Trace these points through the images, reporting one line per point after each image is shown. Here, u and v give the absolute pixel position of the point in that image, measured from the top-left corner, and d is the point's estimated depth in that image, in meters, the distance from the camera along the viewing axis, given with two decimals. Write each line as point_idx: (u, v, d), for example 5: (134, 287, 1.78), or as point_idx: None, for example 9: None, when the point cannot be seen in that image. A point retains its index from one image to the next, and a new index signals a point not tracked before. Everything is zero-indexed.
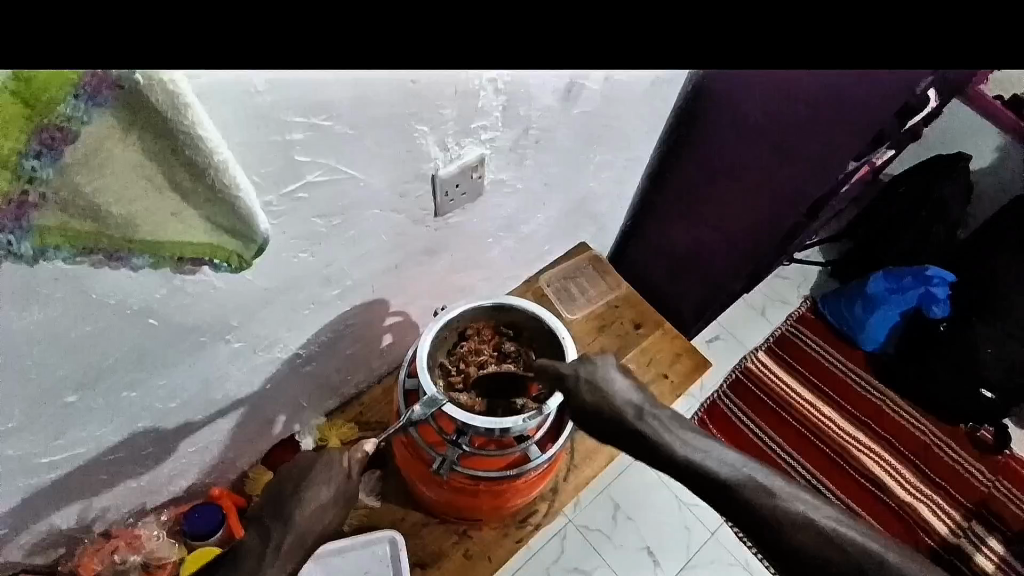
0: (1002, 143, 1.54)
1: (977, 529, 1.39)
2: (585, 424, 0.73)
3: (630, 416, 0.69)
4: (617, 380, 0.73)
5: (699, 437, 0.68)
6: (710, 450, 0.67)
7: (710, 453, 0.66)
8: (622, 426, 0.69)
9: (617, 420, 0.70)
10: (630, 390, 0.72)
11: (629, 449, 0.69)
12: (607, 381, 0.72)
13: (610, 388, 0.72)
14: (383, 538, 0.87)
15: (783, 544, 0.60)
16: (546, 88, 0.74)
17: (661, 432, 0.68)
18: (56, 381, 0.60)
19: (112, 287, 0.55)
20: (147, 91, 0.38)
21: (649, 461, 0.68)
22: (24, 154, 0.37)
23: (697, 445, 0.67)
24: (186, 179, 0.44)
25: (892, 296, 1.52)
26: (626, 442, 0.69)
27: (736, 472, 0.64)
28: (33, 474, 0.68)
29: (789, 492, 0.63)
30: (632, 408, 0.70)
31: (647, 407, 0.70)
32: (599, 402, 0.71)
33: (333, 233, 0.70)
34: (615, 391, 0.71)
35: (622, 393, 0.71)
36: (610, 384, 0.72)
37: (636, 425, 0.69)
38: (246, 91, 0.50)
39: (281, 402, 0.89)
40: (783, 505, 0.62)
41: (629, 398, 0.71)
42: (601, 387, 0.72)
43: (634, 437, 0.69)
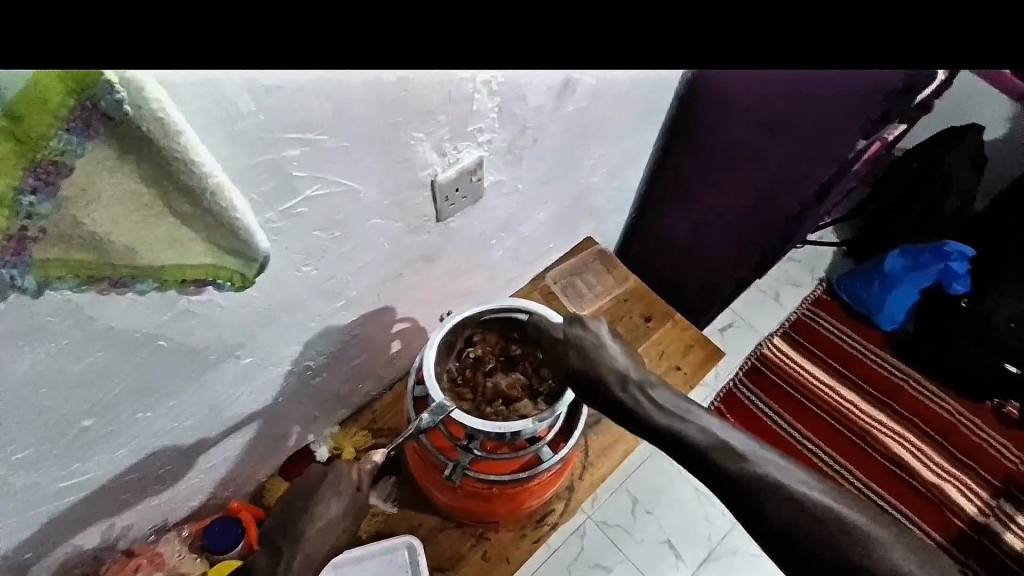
0: (1016, 111, 1.49)
1: (1006, 507, 1.36)
2: (569, 383, 0.72)
3: (614, 383, 0.68)
4: (610, 344, 0.71)
5: (687, 406, 0.66)
6: (696, 420, 0.65)
7: (697, 424, 0.64)
8: (604, 391, 0.68)
9: (601, 385, 0.69)
10: (621, 355, 0.70)
11: (614, 415, 0.68)
12: (597, 348, 0.70)
13: (599, 354, 0.70)
14: (401, 543, 0.88)
15: (766, 521, 0.58)
16: (540, 85, 0.73)
17: (647, 400, 0.67)
18: (70, 408, 0.61)
19: (118, 315, 0.57)
20: (137, 118, 0.38)
21: (634, 429, 0.67)
22: (19, 191, 0.37)
23: (682, 415, 0.65)
24: (182, 203, 0.44)
25: (909, 273, 1.49)
26: (611, 407, 0.69)
27: (722, 442, 0.62)
28: (55, 498, 0.69)
29: (785, 472, 0.60)
30: (617, 375, 0.69)
31: (633, 376, 0.68)
32: (585, 365, 0.70)
33: (333, 246, 0.71)
34: (603, 358, 0.69)
35: (611, 359, 0.70)
36: (600, 352, 0.70)
37: (619, 392, 0.68)
38: (232, 109, 0.50)
39: (294, 414, 0.90)
40: (771, 480, 0.59)
41: (617, 365, 0.69)
42: (590, 352, 0.70)
43: (617, 403, 0.68)
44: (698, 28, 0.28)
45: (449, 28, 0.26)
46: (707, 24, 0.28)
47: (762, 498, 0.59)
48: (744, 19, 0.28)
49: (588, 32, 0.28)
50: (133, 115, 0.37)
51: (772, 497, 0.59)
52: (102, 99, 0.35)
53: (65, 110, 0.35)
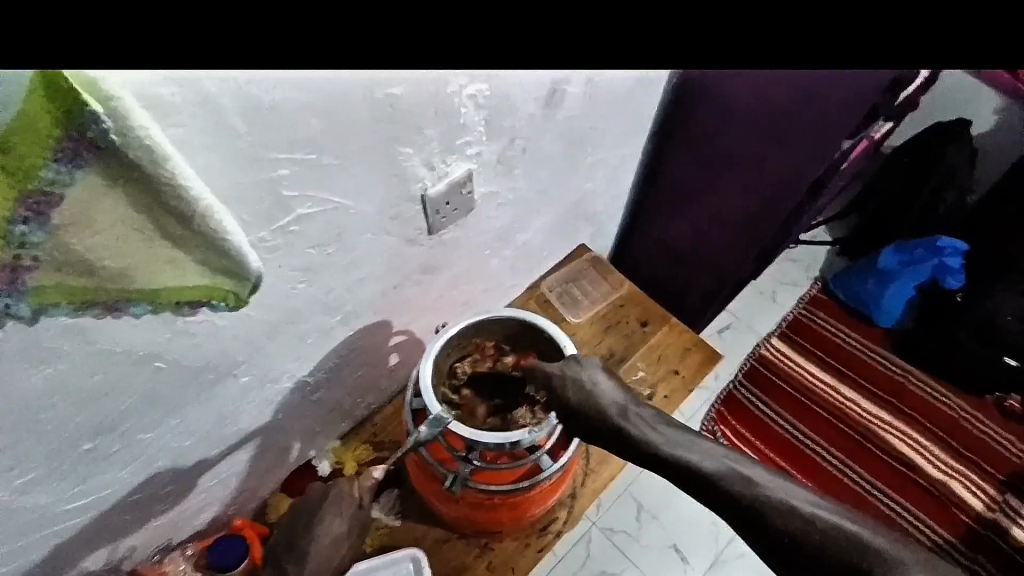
0: (1003, 105, 1.51)
1: (1013, 502, 1.35)
2: (569, 421, 0.71)
3: (613, 415, 0.69)
4: (604, 382, 0.71)
5: (685, 434, 0.67)
6: (696, 445, 0.65)
7: (695, 448, 0.65)
8: (604, 426, 0.68)
9: (601, 419, 0.69)
10: (617, 390, 0.71)
11: (614, 449, 0.68)
12: (592, 383, 0.71)
13: (596, 390, 0.71)
14: (405, 556, 0.88)
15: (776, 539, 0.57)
16: (527, 95, 0.74)
17: (646, 431, 0.67)
18: (70, 432, 0.61)
19: (117, 337, 0.57)
20: (125, 147, 0.38)
21: (635, 461, 0.67)
22: (11, 221, 0.38)
23: (682, 441, 0.66)
24: (175, 227, 0.45)
25: (905, 269, 1.49)
26: (611, 442, 0.68)
27: (723, 465, 0.62)
28: (59, 521, 0.69)
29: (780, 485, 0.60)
30: (615, 408, 0.69)
31: (632, 409, 0.69)
32: (582, 402, 0.70)
33: (329, 262, 0.71)
34: (601, 393, 0.70)
35: (609, 394, 0.70)
36: (597, 387, 0.70)
37: (619, 424, 0.68)
38: (224, 132, 0.51)
39: (295, 430, 0.90)
40: (775, 499, 0.59)
41: (615, 399, 0.70)
42: (586, 387, 0.71)
43: (617, 437, 0.68)
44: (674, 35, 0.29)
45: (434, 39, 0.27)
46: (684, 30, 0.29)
47: (768, 515, 0.58)
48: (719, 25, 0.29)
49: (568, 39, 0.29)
50: (121, 144, 0.38)
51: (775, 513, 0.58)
52: (89, 128, 0.36)
53: (53, 140, 0.36)
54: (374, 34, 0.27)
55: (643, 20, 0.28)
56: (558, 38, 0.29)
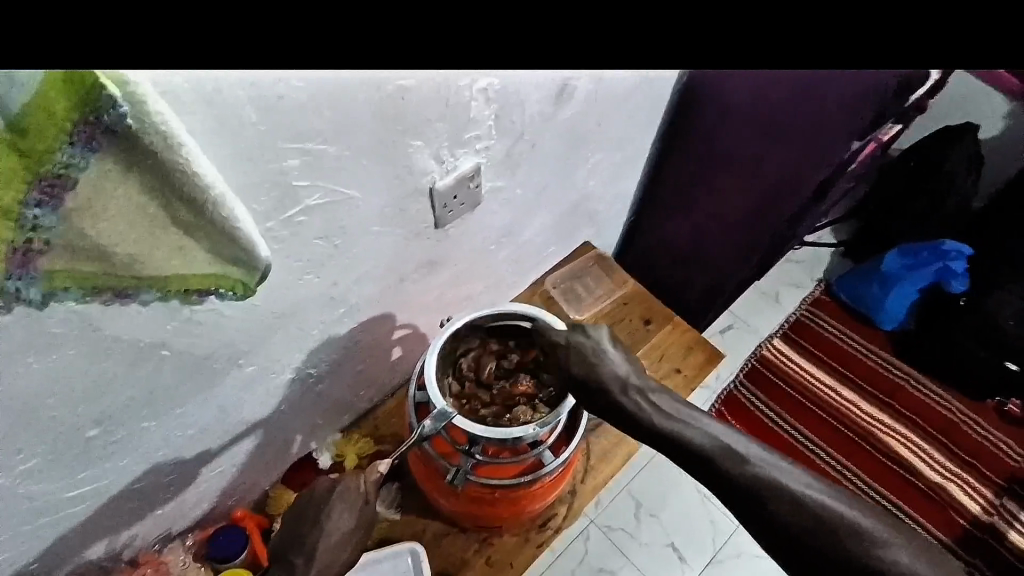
0: (1009, 110, 1.51)
1: (1010, 506, 1.36)
2: (572, 392, 0.73)
3: (614, 388, 0.69)
4: (610, 354, 0.72)
5: (687, 408, 0.67)
6: (695, 423, 0.65)
7: (693, 426, 0.65)
8: (603, 397, 0.69)
9: (600, 390, 0.69)
10: (622, 363, 0.71)
11: (614, 422, 0.69)
12: (597, 355, 0.71)
13: (600, 361, 0.71)
14: (405, 549, 0.89)
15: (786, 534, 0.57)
16: (535, 92, 0.74)
17: (645, 405, 0.67)
18: (74, 419, 0.61)
19: (123, 326, 0.57)
20: (140, 132, 0.39)
21: (632, 434, 0.68)
22: (25, 204, 0.37)
23: (681, 416, 0.66)
24: (186, 214, 0.45)
25: (908, 272, 1.49)
26: (611, 414, 0.69)
27: (717, 443, 0.63)
28: (61, 509, 0.69)
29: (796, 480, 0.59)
30: (618, 381, 0.70)
31: (633, 381, 0.69)
32: (586, 372, 0.71)
33: (336, 254, 0.71)
34: (603, 364, 0.70)
35: (611, 367, 0.70)
36: (600, 357, 0.71)
37: (619, 398, 0.68)
38: (233, 122, 0.51)
39: (297, 422, 0.90)
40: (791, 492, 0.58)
41: (617, 372, 0.70)
42: (591, 359, 0.71)
43: (614, 409, 0.68)
44: (697, 31, 0.29)
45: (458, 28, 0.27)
46: (706, 25, 0.29)
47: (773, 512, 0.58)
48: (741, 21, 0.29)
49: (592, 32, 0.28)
50: (136, 129, 0.38)
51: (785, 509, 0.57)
52: (105, 113, 0.36)
53: (69, 125, 0.36)
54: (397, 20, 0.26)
55: (666, 14, 0.28)
56: (583, 29, 0.29)
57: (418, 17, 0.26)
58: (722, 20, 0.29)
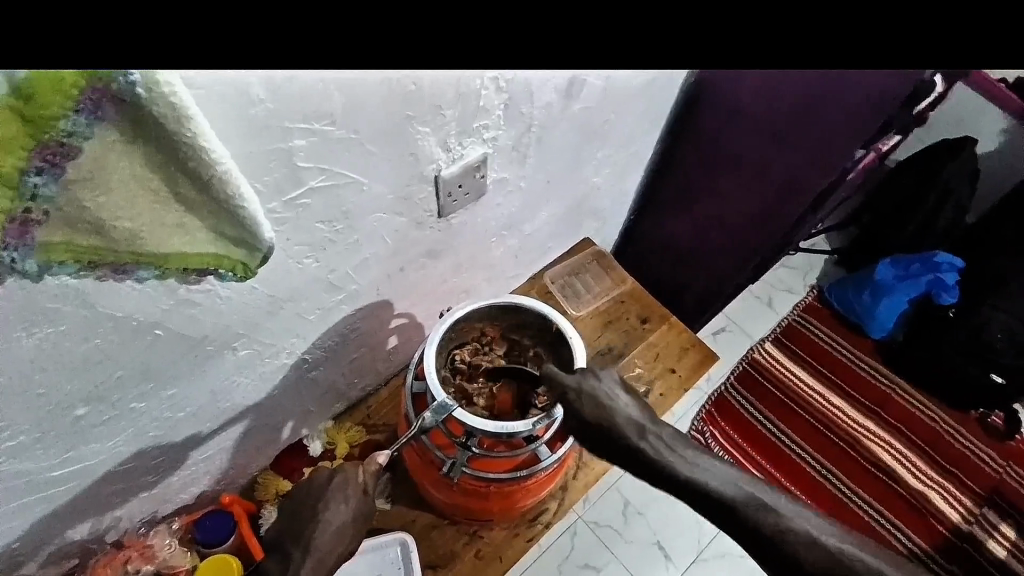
0: (1006, 126, 1.53)
1: (989, 515, 1.39)
2: (585, 439, 0.70)
3: (632, 436, 0.67)
4: (622, 399, 0.69)
5: (701, 454, 0.67)
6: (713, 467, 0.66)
7: (705, 467, 0.66)
8: (621, 445, 0.67)
9: (619, 437, 0.67)
10: (635, 408, 0.69)
11: (630, 469, 0.68)
12: (611, 400, 0.69)
13: (614, 407, 0.69)
14: (394, 541, 0.88)
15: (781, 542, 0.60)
16: (547, 83, 0.73)
17: (664, 453, 0.66)
18: (63, 397, 0.59)
19: (118, 302, 0.56)
20: (149, 101, 0.37)
21: (650, 481, 0.67)
22: (25, 172, 0.36)
23: (698, 464, 0.66)
24: (189, 190, 0.44)
25: (900, 283, 1.51)
26: (627, 462, 0.68)
27: (736, 489, 0.64)
28: (46, 488, 0.68)
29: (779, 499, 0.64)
30: (633, 426, 0.68)
31: (650, 427, 0.68)
32: (601, 419, 0.68)
33: (337, 239, 0.70)
34: (619, 410, 0.68)
35: (626, 413, 0.68)
36: (614, 403, 0.69)
37: (637, 444, 0.66)
38: (244, 98, 0.49)
39: (289, 408, 0.89)
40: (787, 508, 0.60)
41: (633, 418, 0.68)
42: (604, 403, 0.69)
43: (632, 456, 0.67)
44: (740, 25, 0.28)
45: (494, 17, 0.26)
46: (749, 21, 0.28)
47: None
48: (784, 18, 0.28)
49: (637, 24, 0.27)
50: (146, 98, 0.36)
51: None
52: (115, 81, 0.34)
53: (76, 92, 0.33)
54: (431, 5, 0.25)
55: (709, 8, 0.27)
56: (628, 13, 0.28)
57: (452, 2, 0.25)
58: (765, 16, 0.28)
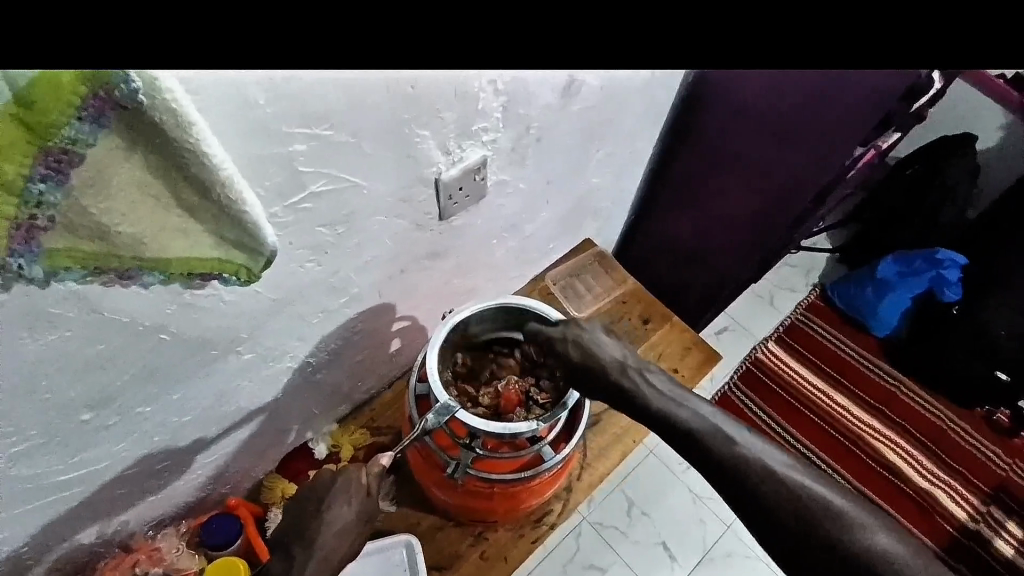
0: (1007, 121, 1.52)
1: (995, 513, 1.38)
2: (574, 382, 0.74)
3: (614, 373, 0.70)
4: (605, 341, 0.74)
5: (680, 391, 0.69)
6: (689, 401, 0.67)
7: (688, 406, 0.67)
8: (607, 383, 0.71)
9: (603, 377, 0.71)
10: (618, 349, 0.73)
11: (615, 407, 0.71)
12: (595, 343, 0.73)
13: (597, 348, 0.73)
14: (399, 542, 0.89)
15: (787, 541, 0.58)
16: (545, 85, 0.73)
17: (644, 387, 0.69)
18: (70, 401, 0.60)
19: (123, 307, 0.56)
20: (151, 108, 0.37)
21: (634, 416, 0.70)
22: (28, 178, 0.36)
23: (673, 397, 0.68)
24: (192, 196, 0.44)
25: (903, 280, 1.51)
26: (611, 399, 0.71)
27: (705, 421, 0.65)
28: (53, 491, 0.68)
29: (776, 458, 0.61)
30: (616, 365, 0.71)
31: (630, 363, 0.71)
32: (586, 360, 0.72)
33: (338, 242, 0.70)
34: (601, 351, 0.72)
35: (611, 353, 0.72)
36: (598, 345, 0.73)
37: (621, 382, 0.70)
38: (246, 103, 0.50)
39: (293, 411, 0.89)
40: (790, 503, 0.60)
41: (615, 357, 0.72)
42: (589, 347, 0.73)
43: (619, 394, 0.70)
44: None
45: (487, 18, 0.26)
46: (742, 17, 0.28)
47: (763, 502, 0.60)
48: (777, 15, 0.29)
49: None
50: (147, 105, 0.37)
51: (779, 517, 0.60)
52: (116, 87, 0.34)
53: (77, 98, 0.34)
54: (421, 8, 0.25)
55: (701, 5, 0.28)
56: None
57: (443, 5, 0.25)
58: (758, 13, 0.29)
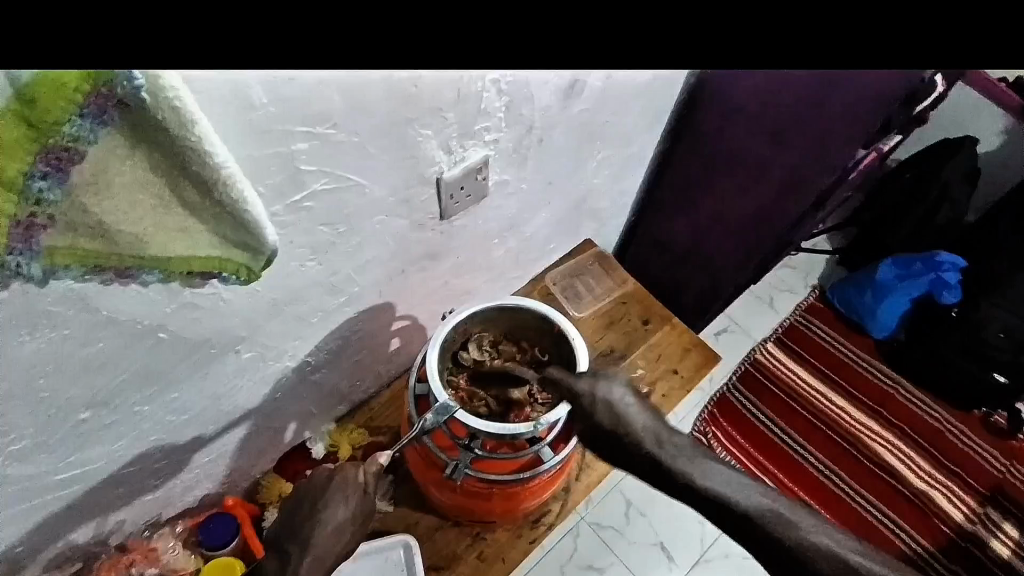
0: (1007, 125, 1.52)
1: (993, 515, 1.38)
2: (595, 444, 0.72)
3: (643, 441, 0.69)
4: (633, 407, 0.71)
5: (709, 462, 0.68)
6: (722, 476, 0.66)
7: (717, 477, 0.66)
8: (634, 452, 0.69)
9: (636, 447, 0.68)
10: (645, 416, 0.71)
11: (641, 475, 0.69)
12: (623, 409, 0.71)
13: (625, 415, 0.70)
14: (397, 543, 0.88)
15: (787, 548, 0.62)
16: (548, 85, 0.73)
17: (674, 458, 0.67)
18: (67, 401, 0.60)
19: (122, 305, 0.56)
20: (153, 107, 0.37)
21: (659, 486, 0.68)
22: (29, 176, 0.36)
23: (706, 471, 0.67)
24: (193, 195, 0.44)
25: (902, 283, 1.51)
26: (637, 466, 0.69)
27: (743, 495, 0.65)
28: (49, 491, 0.68)
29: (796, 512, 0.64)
30: (645, 433, 0.69)
31: (661, 436, 0.69)
32: (612, 427, 0.70)
33: (339, 242, 0.70)
34: (633, 418, 0.70)
35: (639, 419, 0.70)
36: (626, 411, 0.70)
37: (655, 453, 0.68)
38: (247, 102, 0.49)
39: (292, 410, 0.89)
40: None
41: (644, 424, 0.70)
42: (616, 412, 0.70)
43: (645, 463, 0.68)
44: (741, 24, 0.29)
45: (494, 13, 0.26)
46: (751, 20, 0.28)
47: None
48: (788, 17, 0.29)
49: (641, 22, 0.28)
50: (149, 103, 0.36)
51: None
52: (118, 85, 0.34)
53: (80, 96, 0.34)
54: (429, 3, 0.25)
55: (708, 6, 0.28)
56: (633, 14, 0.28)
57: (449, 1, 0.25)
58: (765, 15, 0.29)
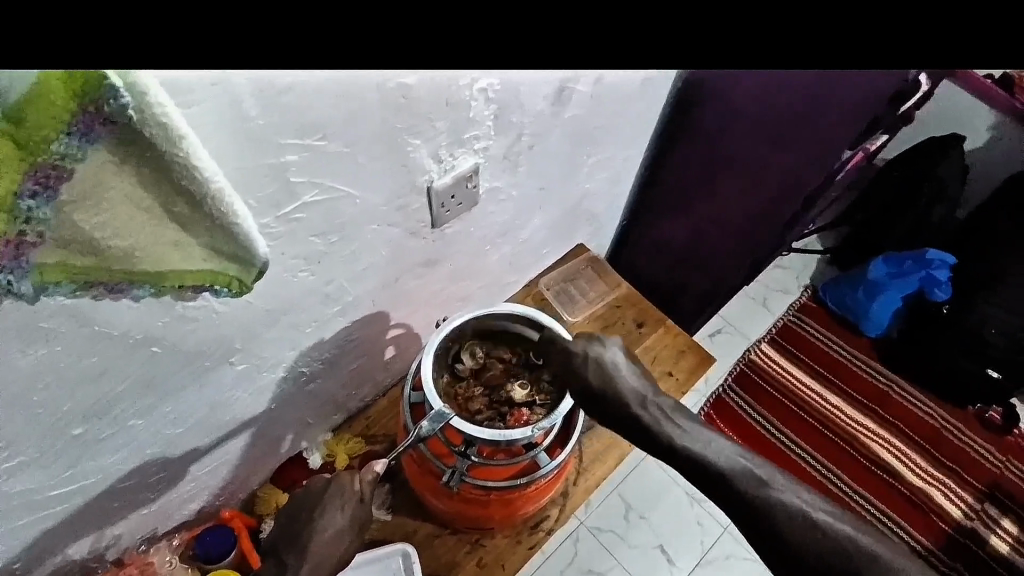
0: (993, 122, 1.54)
1: (990, 510, 1.39)
2: (586, 403, 0.72)
3: (632, 404, 0.69)
4: (624, 366, 0.72)
5: (699, 427, 0.68)
6: (707, 440, 0.67)
7: (708, 444, 0.66)
8: (622, 412, 0.69)
9: (620, 405, 0.69)
10: (637, 378, 0.71)
11: (630, 437, 0.70)
12: (615, 368, 0.71)
13: (617, 374, 0.71)
14: (395, 551, 0.88)
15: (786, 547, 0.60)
16: (536, 92, 0.74)
17: (662, 421, 0.68)
18: (62, 416, 0.60)
19: (115, 320, 0.56)
20: (142, 123, 0.37)
21: (648, 450, 0.69)
22: (18, 195, 0.36)
23: (695, 435, 0.67)
24: (182, 208, 0.44)
25: (893, 281, 1.52)
26: (626, 428, 0.70)
27: (730, 463, 0.65)
28: (45, 507, 0.67)
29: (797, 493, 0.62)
30: (635, 395, 0.70)
31: (650, 397, 0.70)
32: (603, 386, 0.70)
33: (332, 252, 0.71)
34: (621, 378, 0.70)
35: (629, 381, 0.71)
36: (618, 371, 0.71)
37: (636, 412, 0.69)
38: (236, 115, 0.50)
39: (288, 421, 0.89)
40: (782, 499, 0.61)
41: (634, 387, 0.70)
42: (609, 371, 0.71)
43: (632, 424, 0.69)
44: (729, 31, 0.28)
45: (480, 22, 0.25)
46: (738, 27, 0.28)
47: (763, 517, 0.61)
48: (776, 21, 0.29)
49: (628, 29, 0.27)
50: (138, 120, 0.37)
51: (778, 524, 0.61)
52: (107, 102, 0.34)
53: (67, 113, 0.34)
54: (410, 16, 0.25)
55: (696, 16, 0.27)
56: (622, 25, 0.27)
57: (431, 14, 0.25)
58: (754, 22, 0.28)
